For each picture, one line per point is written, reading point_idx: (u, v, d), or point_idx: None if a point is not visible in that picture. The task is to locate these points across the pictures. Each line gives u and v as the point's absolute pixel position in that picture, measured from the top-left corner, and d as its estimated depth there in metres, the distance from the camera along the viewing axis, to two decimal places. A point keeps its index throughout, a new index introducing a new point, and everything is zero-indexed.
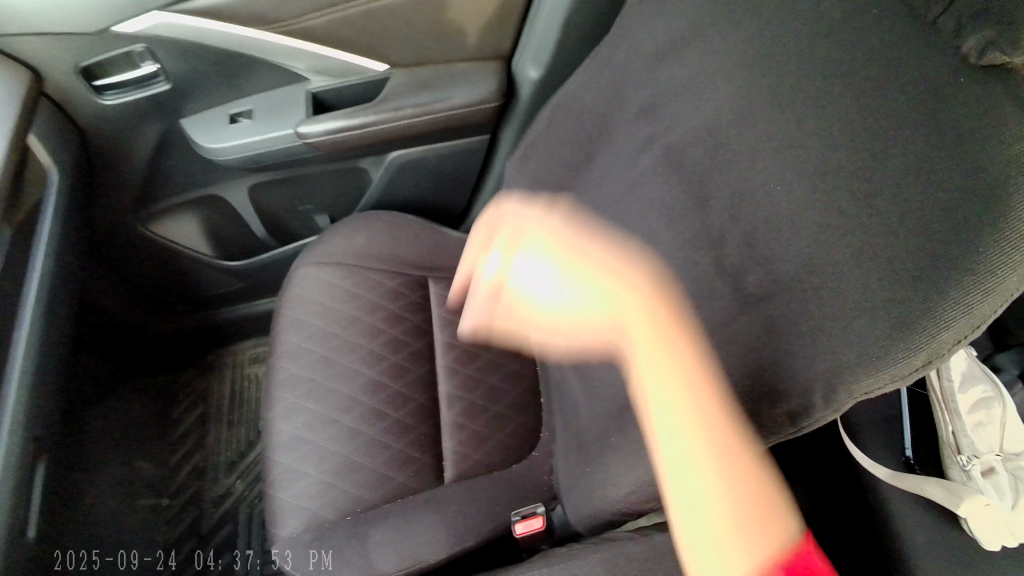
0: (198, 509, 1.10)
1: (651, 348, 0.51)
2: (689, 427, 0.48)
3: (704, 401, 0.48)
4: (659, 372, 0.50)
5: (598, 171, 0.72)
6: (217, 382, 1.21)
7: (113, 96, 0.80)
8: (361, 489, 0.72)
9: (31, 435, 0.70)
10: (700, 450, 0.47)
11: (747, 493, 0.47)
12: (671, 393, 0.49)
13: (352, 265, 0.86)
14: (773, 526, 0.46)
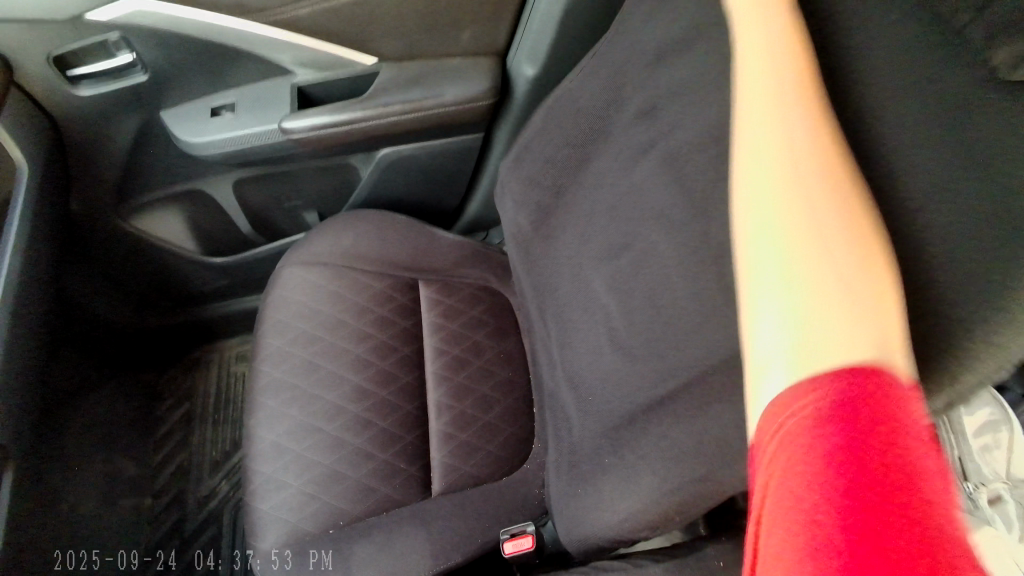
0: (182, 511, 1.07)
1: (779, 122, 0.42)
2: (802, 211, 0.39)
3: (834, 221, 0.38)
4: (787, 137, 0.42)
5: (595, 175, 0.69)
6: (201, 380, 1.18)
7: (88, 87, 0.77)
8: (344, 502, 0.70)
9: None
10: (804, 233, 0.38)
11: (870, 300, 0.36)
12: (791, 167, 0.40)
13: (339, 266, 0.83)
14: (881, 352, 0.35)
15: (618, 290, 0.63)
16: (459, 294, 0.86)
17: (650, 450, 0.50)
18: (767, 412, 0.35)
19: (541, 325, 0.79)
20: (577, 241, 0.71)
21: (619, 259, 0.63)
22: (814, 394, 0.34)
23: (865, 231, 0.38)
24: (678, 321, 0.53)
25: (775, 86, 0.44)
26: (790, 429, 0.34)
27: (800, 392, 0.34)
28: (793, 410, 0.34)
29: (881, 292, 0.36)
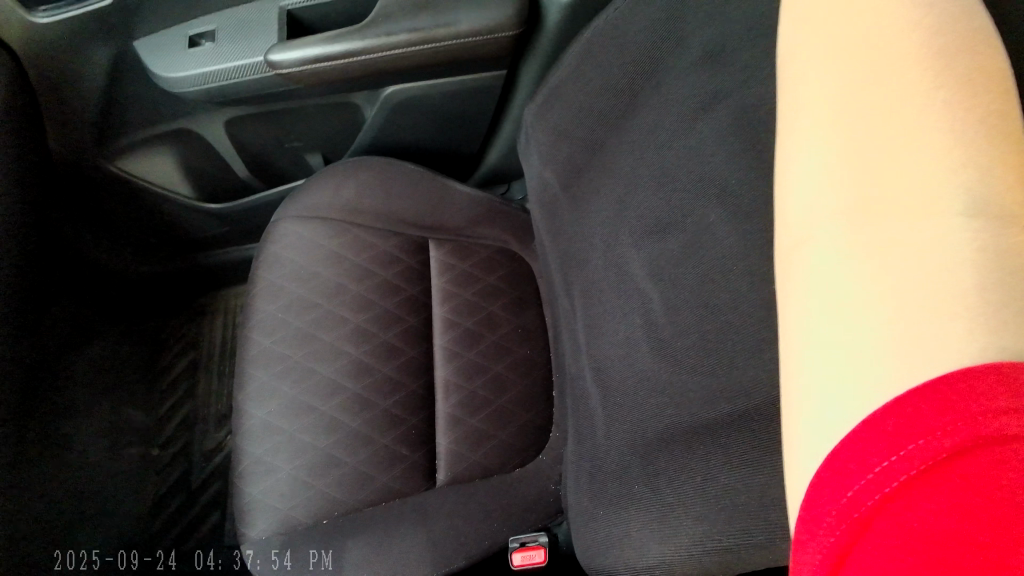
0: (188, 464, 1.04)
1: (833, 9, 0.34)
2: (858, 100, 0.31)
3: (904, 98, 0.30)
4: (831, 26, 0.34)
5: (641, 131, 0.57)
6: (208, 329, 1.12)
7: (47, 13, 0.66)
8: (340, 490, 0.64)
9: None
10: (873, 141, 0.30)
11: (954, 186, 0.28)
12: (847, 73, 0.32)
13: (340, 222, 0.73)
14: (984, 259, 0.26)
15: (660, 277, 0.52)
16: (474, 258, 0.76)
17: (693, 490, 0.42)
18: (829, 470, 0.26)
19: (566, 300, 0.69)
20: (614, 210, 0.60)
21: (664, 239, 0.52)
22: (903, 450, 0.25)
23: (957, 115, 0.29)
24: (728, 331, 0.43)
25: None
26: (863, 509, 0.25)
27: (878, 444, 0.25)
28: (869, 476, 0.25)
29: (978, 182, 0.28)
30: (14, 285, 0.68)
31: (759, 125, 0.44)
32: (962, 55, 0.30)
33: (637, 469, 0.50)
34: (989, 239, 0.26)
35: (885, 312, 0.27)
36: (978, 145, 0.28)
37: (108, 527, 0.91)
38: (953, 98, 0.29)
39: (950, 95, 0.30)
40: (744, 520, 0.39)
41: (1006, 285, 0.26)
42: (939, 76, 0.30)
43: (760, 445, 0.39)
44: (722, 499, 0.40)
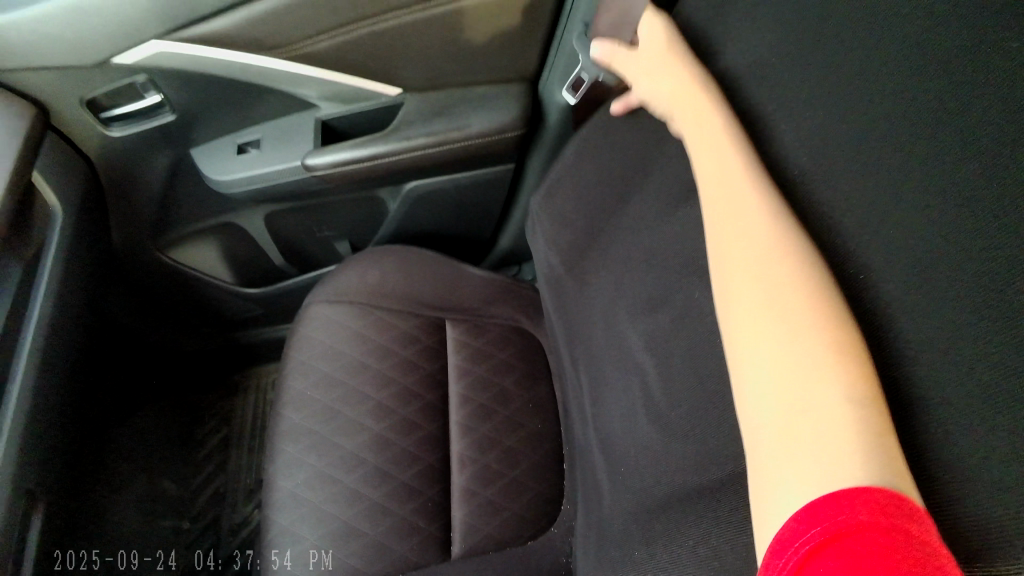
0: (216, 537, 1.04)
1: (734, 240, 0.44)
2: (760, 319, 0.40)
3: (787, 316, 0.39)
4: (734, 253, 0.44)
5: (634, 217, 0.63)
6: (240, 405, 1.16)
7: (121, 128, 0.76)
8: (360, 561, 0.66)
9: (19, 490, 0.65)
10: (770, 349, 0.38)
11: (830, 383, 0.35)
12: (747, 294, 0.41)
13: (363, 304, 0.80)
14: (855, 429, 0.33)
15: (655, 350, 0.56)
16: (487, 336, 0.81)
17: (688, 553, 0.45)
18: (772, 554, 0.33)
19: (574, 374, 0.73)
20: (613, 288, 0.65)
21: (658, 313, 0.57)
22: (816, 528, 0.31)
23: (824, 319, 0.38)
24: (714, 400, 0.47)
25: (728, 195, 0.46)
26: (790, 571, 0.32)
27: (798, 528, 0.32)
28: (794, 549, 0.32)
29: (841, 372, 0.35)
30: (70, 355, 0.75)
31: None
32: (820, 276, 0.40)
33: (639, 536, 0.52)
34: (855, 412, 0.34)
35: (792, 485, 0.34)
36: (843, 343, 0.37)
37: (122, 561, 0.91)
38: (820, 307, 0.38)
39: (809, 305, 0.38)
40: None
41: (877, 452, 0.33)
42: (801, 292, 0.39)
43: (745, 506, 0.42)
44: (718, 558, 0.42)
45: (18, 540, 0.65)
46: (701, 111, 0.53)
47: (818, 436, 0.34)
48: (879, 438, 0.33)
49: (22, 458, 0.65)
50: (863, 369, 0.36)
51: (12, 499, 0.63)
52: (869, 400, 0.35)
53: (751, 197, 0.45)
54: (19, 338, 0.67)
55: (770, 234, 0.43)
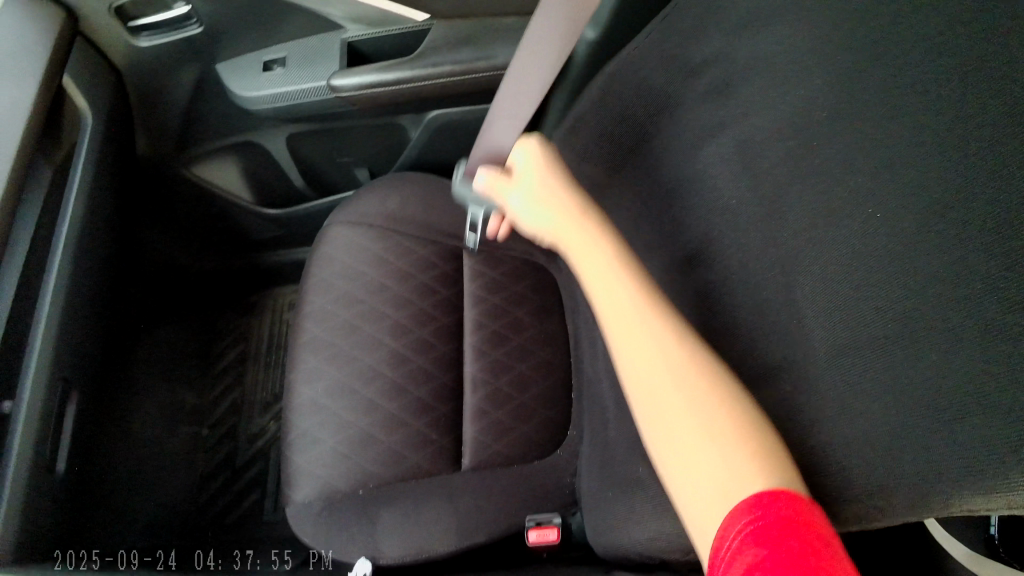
0: (234, 444, 1.10)
1: (626, 335, 0.50)
2: (658, 399, 0.46)
3: (676, 383, 0.46)
4: (626, 348, 0.49)
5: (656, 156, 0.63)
6: (257, 323, 1.20)
7: (148, 39, 0.76)
8: (376, 465, 0.71)
9: (56, 376, 0.68)
10: (681, 432, 0.44)
11: (722, 431, 0.43)
12: (642, 386, 0.47)
13: (384, 229, 0.81)
14: (759, 461, 0.41)
15: None
16: (504, 267, 0.84)
17: None
18: (734, 515, 0.39)
19: (587, 308, 0.76)
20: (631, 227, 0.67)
21: None
22: (779, 502, 0.39)
23: (711, 388, 0.45)
24: None
25: (618, 291, 0.52)
26: (753, 526, 0.38)
27: (763, 499, 0.39)
28: (759, 513, 0.39)
29: (726, 420, 0.43)
30: (91, 273, 0.75)
31: None
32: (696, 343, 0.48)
33: (642, 452, 0.56)
34: (749, 449, 0.42)
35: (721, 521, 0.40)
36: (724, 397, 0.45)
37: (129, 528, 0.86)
38: (702, 372, 0.46)
39: (692, 374, 0.46)
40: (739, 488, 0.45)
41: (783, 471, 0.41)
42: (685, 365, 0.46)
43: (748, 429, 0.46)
44: None
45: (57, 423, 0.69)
46: (581, 222, 0.59)
47: (729, 474, 0.41)
48: (770, 461, 0.41)
49: (56, 352, 0.68)
50: (740, 407, 0.44)
51: (52, 383, 0.67)
52: (755, 435, 0.43)
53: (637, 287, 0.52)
54: (53, 239, 0.69)
55: (658, 320, 0.49)
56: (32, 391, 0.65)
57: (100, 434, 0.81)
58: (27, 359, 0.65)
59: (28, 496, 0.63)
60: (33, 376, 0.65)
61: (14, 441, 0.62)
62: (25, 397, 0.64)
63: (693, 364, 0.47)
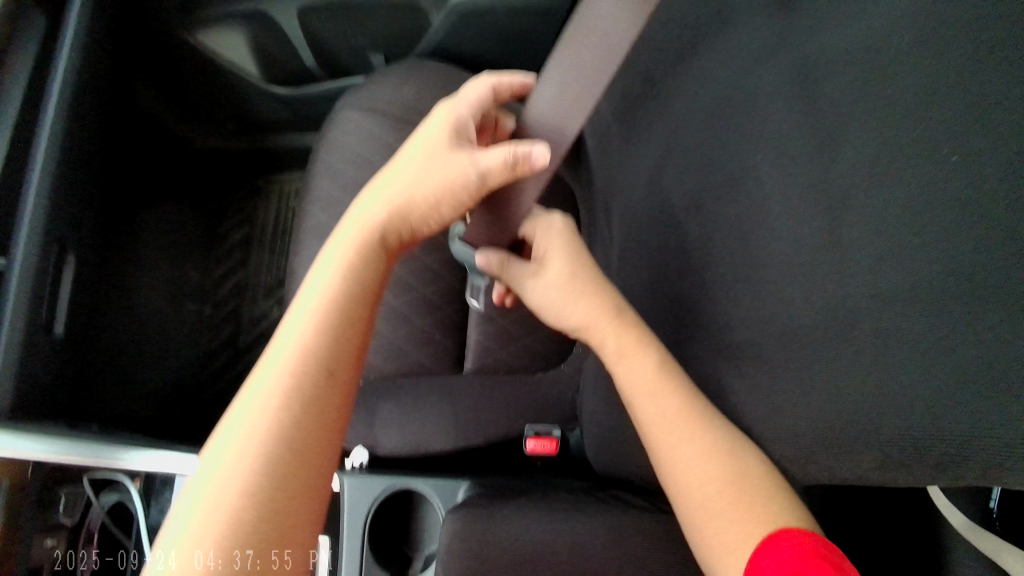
0: (237, 326, 1.12)
1: (652, 433, 0.50)
2: (682, 482, 0.48)
3: (698, 465, 0.47)
4: (653, 443, 0.50)
5: (693, 71, 0.58)
6: (263, 207, 1.18)
7: None
8: (380, 358, 0.72)
9: (53, 233, 0.66)
10: (700, 506, 0.47)
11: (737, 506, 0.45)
12: (667, 473, 0.49)
13: (398, 118, 0.77)
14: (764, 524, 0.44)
15: (697, 213, 0.56)
16: None
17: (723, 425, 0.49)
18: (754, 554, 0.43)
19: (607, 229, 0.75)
20: (660, 146, 0.62)
21: (707, 174, 0.55)
22: (788, 538, 0.42)
23: (729, 463, 0.46)
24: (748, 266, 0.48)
25: (647, 392, 0.51)
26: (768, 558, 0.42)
27: (776, 537, 0.43)
28: (772, 548, 0.42)
29: (742, 493, 0.45)
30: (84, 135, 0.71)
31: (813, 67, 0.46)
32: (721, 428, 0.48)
33: None
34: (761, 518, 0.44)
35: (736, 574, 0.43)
36: (742, 469, 0.46)
37: (129, 399, 0.85)
38: (723, 454, 0.47)
39: (712, 452, 0.47)
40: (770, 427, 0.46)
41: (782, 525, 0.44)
42: (707, 448, 0.47)
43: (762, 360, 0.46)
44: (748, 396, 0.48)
45: (53, 282, 0.69)
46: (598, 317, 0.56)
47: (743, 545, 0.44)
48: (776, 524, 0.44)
49: (52, 210, 0.65)
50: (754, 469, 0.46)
51: (48, 242, 0.65)
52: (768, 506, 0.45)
53: (666, 381, 0.51)
54: (47, 89, 0.66)
55: (684, 412, 0.49)
56: (25, 248, 0.62)
57: (107, 304, 0.80)
58: (20, 213, 0.62)
59: (25, 353, 0.62)
60: (29, 231, 0.63)
61: (9, 297, 0.60)
62: (19, 254, 0.62)
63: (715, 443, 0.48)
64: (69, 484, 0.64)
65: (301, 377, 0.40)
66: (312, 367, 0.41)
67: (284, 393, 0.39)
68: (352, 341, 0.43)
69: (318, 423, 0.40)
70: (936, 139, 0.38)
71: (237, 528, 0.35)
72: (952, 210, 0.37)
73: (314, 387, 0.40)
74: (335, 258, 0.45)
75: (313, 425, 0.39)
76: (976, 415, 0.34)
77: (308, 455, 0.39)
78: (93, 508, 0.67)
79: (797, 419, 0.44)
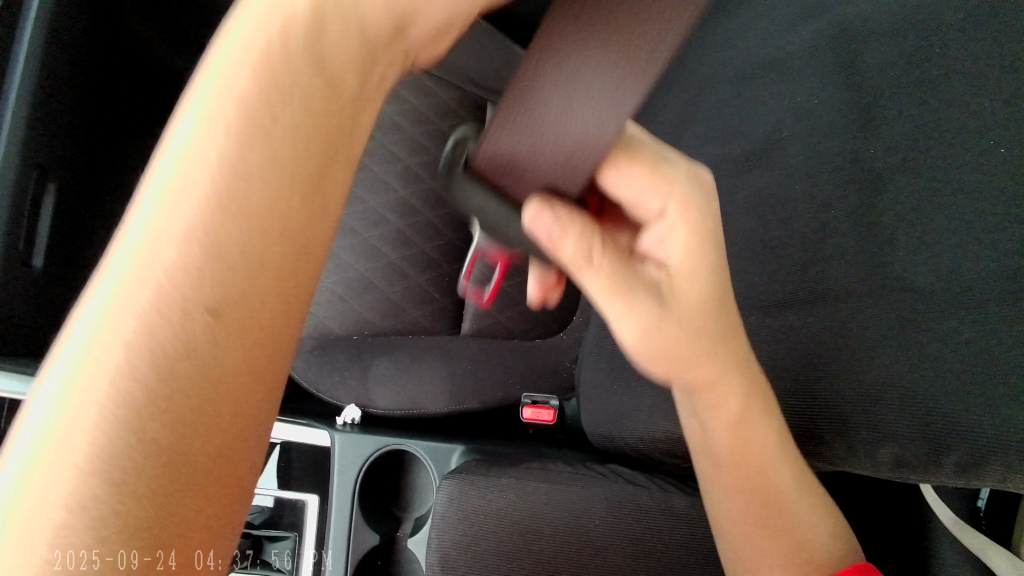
0: None
1: (746, 465, 0.44)
2: (756, 520, 0.43)
3: (776, 507, 0.43)
4: (741, 476, 0.44)
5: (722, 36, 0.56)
6: None
7: None
8: (374, 313, 0.69)
9: (28, 161, 0.62)
10: (768, 546, 0.43)
11: (797, 550, 0.43)
12: (742, 504, 0.44)
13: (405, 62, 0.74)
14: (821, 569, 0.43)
15: (718, 184, 0.53)
16: None
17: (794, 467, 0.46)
18: None
19: None
20: (681, 111, 0.59)
21: (730, 144, 0.53)
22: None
23: (803, 509, 0.44)
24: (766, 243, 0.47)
25: (754, 429, 0.44)
26: None
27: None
28: None
29: (803, 537, 0.43)
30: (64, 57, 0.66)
31: (857, 46, 0.45)
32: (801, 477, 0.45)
33: None
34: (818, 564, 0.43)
35: None
36: (810, 515, 0.44)
37: None
38: (800, 498, 0.44)
39: (789, 495, 0.44)
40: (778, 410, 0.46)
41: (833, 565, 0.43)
42: (789, 492, 0.44)
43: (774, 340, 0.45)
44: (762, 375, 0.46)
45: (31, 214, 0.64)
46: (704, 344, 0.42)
47: None
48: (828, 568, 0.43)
49: (27, 135, 0.61)
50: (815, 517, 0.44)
51: (21, 171, 0.61)
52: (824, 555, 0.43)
53: (771, 420, 0.44)
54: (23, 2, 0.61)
55: (784, 456, 0.44)
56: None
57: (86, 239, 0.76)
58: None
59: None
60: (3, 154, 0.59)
61: None
62: None
63: (796, 488, 0.44)
64: None
65: (199, 282, 0.20)
66: (221, 268, 0.21)
67: (166, 316, 0.20)
68: (300, 211, 0.22)
69: (237, 365, 0.21)
70: (972, 130, 0.38)
71: (83, 550, 0.18)
72: (986, 206, 0.37)
73: (214, 314, 0.20)
74: (263, 40, 0.22)
75: (227, 372, 0.21)
76: (996, 412, 0.35)
77: (213, 432, 0.21)
78: None
79: (816, 408, 0.44)
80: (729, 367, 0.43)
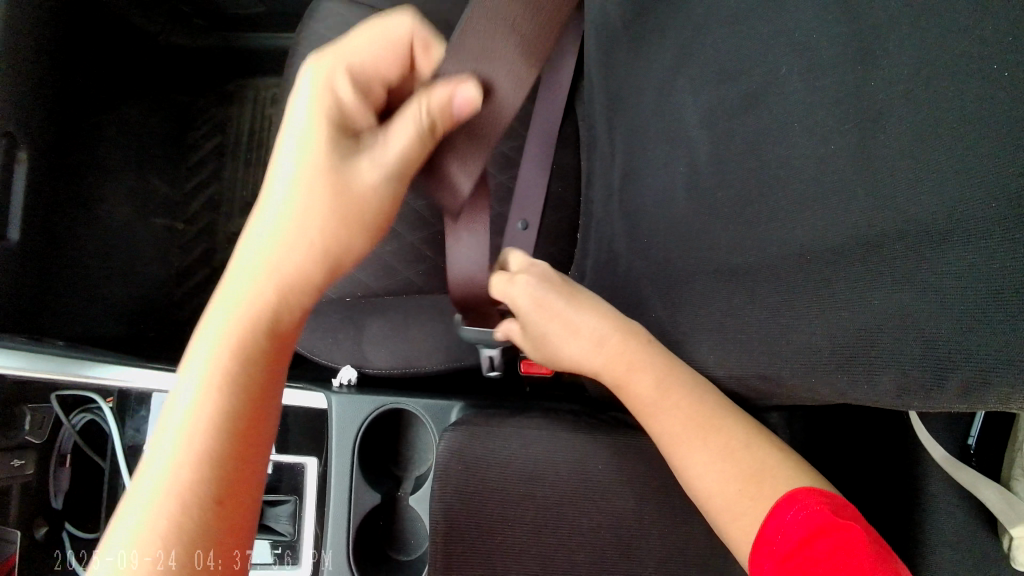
0: (210, 243, 1.06)
1: (661, 395, 0.53)
2: (680, 437, 0.52)
3: (692, 429, 0.52)
4: (658, 402, 0.54)
5: None
6: (236, 115, 1.11)
7: None
8: (365, 274, 0.68)
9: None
10: (685, 453, 0.52)
11: (716, 461, 0.51)
12: (666, 425, 0.53)
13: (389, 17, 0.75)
14: (751, 480, 0.50)
15: (712, 126, 0.52)
16: None
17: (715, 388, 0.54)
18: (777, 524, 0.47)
19: (607, 147, 0.70)
20: (673, 55, 0.58)
21: (723, 86, 0.51)
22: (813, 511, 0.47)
23: (726, 434, 0.52)
24: (760, 183, 0.47)
25: (653, 367, 0.54)
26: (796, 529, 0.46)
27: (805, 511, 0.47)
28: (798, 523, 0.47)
29: (723, 455, 0.51)
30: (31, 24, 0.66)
31: None
32: (723, 406, 0.53)
33: (658, 297, 0.59)
34: (744, 477, 0.50)
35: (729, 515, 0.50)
36: (735, 439, 0.52)
37: (96, 319, 0.80)
38: (720, 424, 0.52)
39: (708, 420, 0.52)
40: (774, 350, 0.46)
41: (770, 482, 0.49)
42: (708, 413, 0.52)
43: (770, 277, 0.46)
44: (759, 312, 0.47)
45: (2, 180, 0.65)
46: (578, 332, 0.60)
47: (729, 495, 0.50)
48: (761, 483, 0.50)
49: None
50: (743, 442, 0.52)
51: None
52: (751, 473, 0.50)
53: (671, 360, 0.55)
54: None
55: (699, 386, 0.53)
56: None
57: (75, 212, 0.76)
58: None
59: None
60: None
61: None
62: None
63: (715, 412, 0.52)
64: (33, 402, 0.61)
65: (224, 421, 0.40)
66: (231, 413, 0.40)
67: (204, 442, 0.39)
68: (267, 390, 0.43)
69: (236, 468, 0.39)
70: (971, 53, 0.36)
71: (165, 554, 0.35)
72: (986, 134, 0.35)
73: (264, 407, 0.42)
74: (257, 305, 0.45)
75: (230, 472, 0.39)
76: (992, 337, 0.35)
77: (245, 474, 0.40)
78: (62, 427, 0.63)
79: (812, 343, 0.44)
80: (628, 354, 0.56)
